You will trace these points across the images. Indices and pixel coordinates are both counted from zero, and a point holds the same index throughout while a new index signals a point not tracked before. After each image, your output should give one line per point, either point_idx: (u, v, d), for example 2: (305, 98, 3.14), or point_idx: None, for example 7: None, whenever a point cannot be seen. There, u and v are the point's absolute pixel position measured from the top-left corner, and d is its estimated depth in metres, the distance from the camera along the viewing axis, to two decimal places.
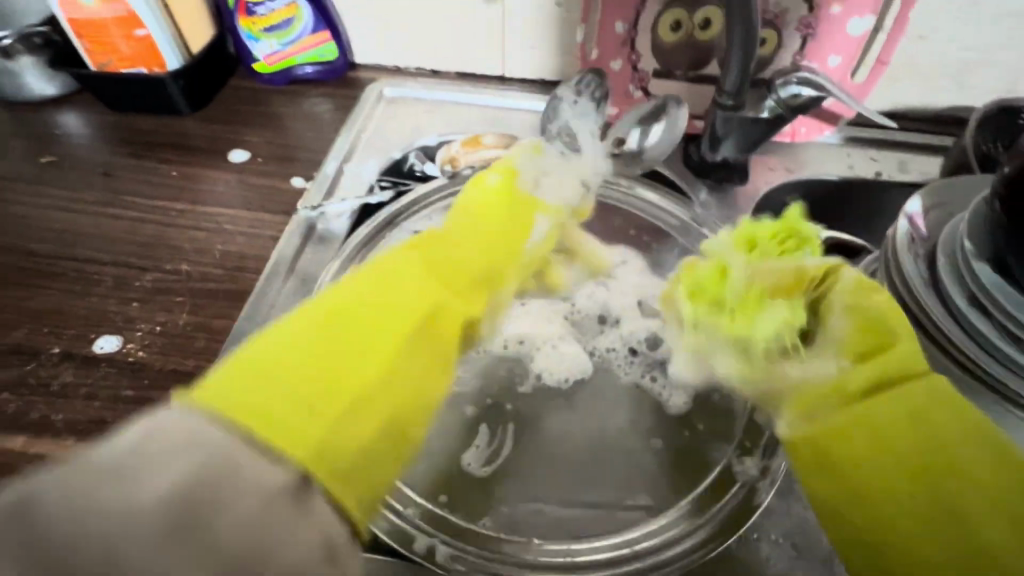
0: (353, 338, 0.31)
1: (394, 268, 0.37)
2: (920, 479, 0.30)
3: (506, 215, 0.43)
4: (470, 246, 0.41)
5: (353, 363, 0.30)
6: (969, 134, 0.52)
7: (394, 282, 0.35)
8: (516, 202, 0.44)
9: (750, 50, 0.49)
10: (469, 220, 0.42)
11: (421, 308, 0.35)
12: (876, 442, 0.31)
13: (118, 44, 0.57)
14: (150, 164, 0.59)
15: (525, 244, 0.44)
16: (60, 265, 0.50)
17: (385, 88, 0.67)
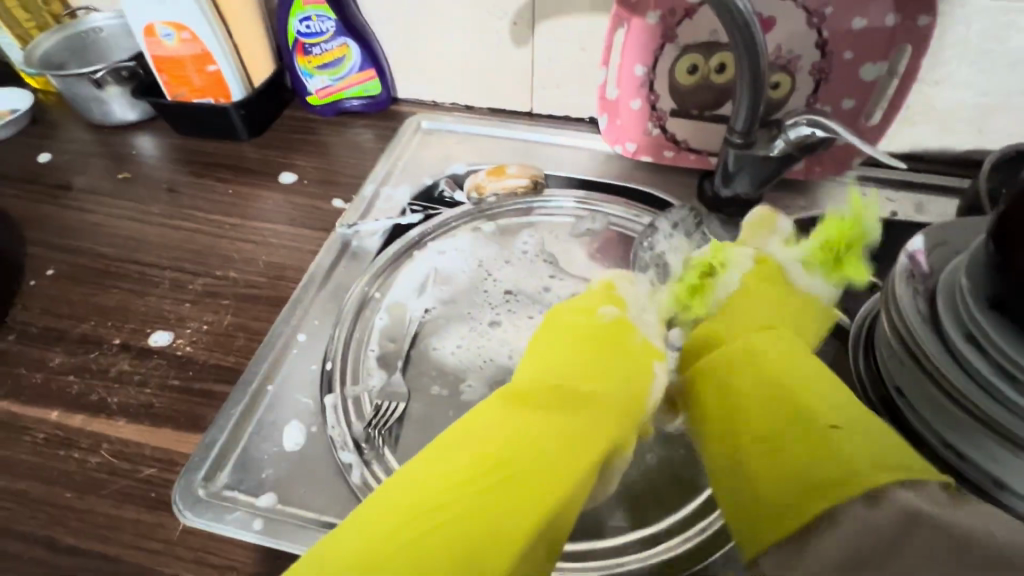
0: (450, 493, 0.30)
1: (499, 421, 0.34)
2: (760, 397, 0.34)
3: (627, 350, 0.38)
4: (578, 386, 0.35)
5: (467, 521, 0.29)
6: (981, 179, 0.53)
7: (500, 432, 0.33)
8: (636, 339, 0.39)
9: (758, 93, 0.52)
10: (560, 359, 0.37)
11: (548, 465, 0.31)
12: (732, 362, 0.37)
13: (192, 77, 0.66)
14: (210, 183, 0.66)
15: (653, 392, 0.36)
16: (126, 268, 0.56)
17: (423, 121, 0.73)
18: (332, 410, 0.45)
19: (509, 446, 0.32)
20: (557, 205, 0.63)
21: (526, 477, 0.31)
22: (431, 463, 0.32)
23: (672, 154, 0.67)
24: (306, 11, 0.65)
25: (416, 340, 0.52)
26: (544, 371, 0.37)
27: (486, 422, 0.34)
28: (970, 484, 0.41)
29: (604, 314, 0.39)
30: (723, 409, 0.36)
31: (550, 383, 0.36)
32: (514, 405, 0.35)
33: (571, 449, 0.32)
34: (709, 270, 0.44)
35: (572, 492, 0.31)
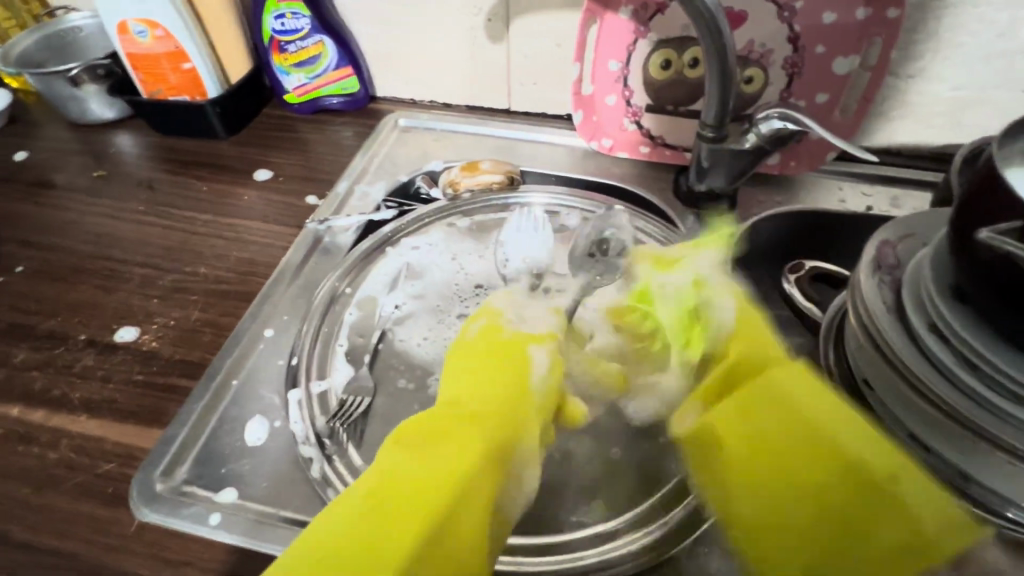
0: (363, 512, 0.28)
1: (394, 460, 0.31)
2: (796, 441, 0.31)
3: (502, 360, 0.37)
4: (480, 392, 0.35)
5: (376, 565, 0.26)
6: (954, 175, 0.52)
7: (399, 470, 0.30)
8: (515, 348, 0.38)
9: (727, 85, 0.52)
10: (460, 377, 0.37)
11: (447, 474, 0.30)
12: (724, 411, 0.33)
13: (167, 75, 0.66)
14: (186, 181, 0.66)
15: (534, 381, 0.37)
16: (96, 264, 0.56)
17: (401, 119, 0.73)
18: (296, 405, 0.45)
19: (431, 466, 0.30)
20: (532, 201, 0.63)
21: (431, 494, 0.29)
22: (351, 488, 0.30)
23: (648, 149, 0.66)
24: (281, 9, 0.64)
25: (385, 335, 0.52)
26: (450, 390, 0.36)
27: (398, 442, 0.32)
28: (937, 478, 0.40)
29: (473, 330, 0.40)
30: (755, 450, 0.32)
31: (444, 407, 0.35)
32: (402, 441, 0.32)
33: (465, 444, 0.32)
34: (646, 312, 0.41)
35: (469, 487, 0.30)
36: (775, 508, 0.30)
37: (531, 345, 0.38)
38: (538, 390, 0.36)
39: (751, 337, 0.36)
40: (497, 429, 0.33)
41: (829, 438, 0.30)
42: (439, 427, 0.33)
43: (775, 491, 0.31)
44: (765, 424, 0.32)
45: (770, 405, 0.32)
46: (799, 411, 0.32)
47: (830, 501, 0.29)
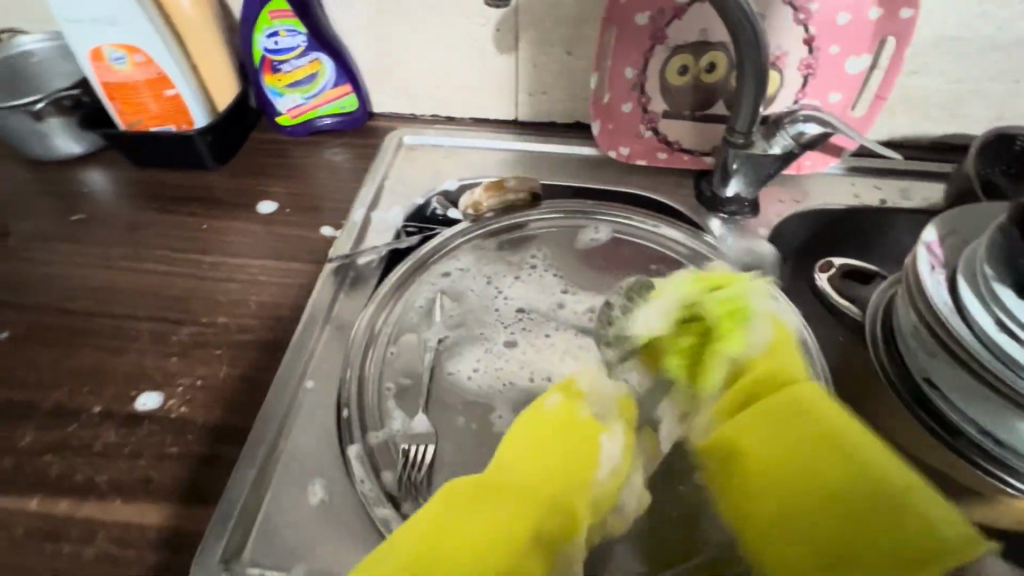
0: None
1: (448, 520, 0.31)
2: (801, 445, 0.31)
3: (576, 437, 0.35)
4: (541, 480, 0.33)
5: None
6: (970, 159, 0.56)
7: (448, 539, 0.30)
8: (592, 426, 0.36)
9: (761, 94, 0.51)
10: (524, 454, 0.35)
11: (501, 546, 0.30)
12: (754, 423, 0.33)
13: (148, 104, 0.60)
14: (179, 219, 0.60)
15: (597, 476, 0.35)
16: (96, 322, 0.50)
17: (405, 136, 0.69)
18: (358, 463, 0.42)
19: (476, 557, 0.29)
20: (557, 216, 0.61)
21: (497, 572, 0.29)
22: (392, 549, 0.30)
23: (665, 156, 0.65)
24: (274, 26, 0.60)
25: (434, 372, 0.49)
26: (515, 465, 0.34)
27: (453, 511, 0.31)
28: (1012, 469, 0.42)
29: (552, 402, 0.37)
30: (768, 458, 0.31)
31: (525, 479, 0.33)
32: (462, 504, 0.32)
33: (513, 544, 0.30)
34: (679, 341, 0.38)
35: None
36: (780, 506, 0.30)
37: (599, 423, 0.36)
38: (595, 490, 0.35)
39: (790, 367, 0.35)
40: (540, 541, 0.31)
41: (821, 434, 0.31)
42: (493, 492, 0.33)
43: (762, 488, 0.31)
44: (770, 423, 0.32)
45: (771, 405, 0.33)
46: (796, 408, 0.32)
47: (834, 488, 0.29)
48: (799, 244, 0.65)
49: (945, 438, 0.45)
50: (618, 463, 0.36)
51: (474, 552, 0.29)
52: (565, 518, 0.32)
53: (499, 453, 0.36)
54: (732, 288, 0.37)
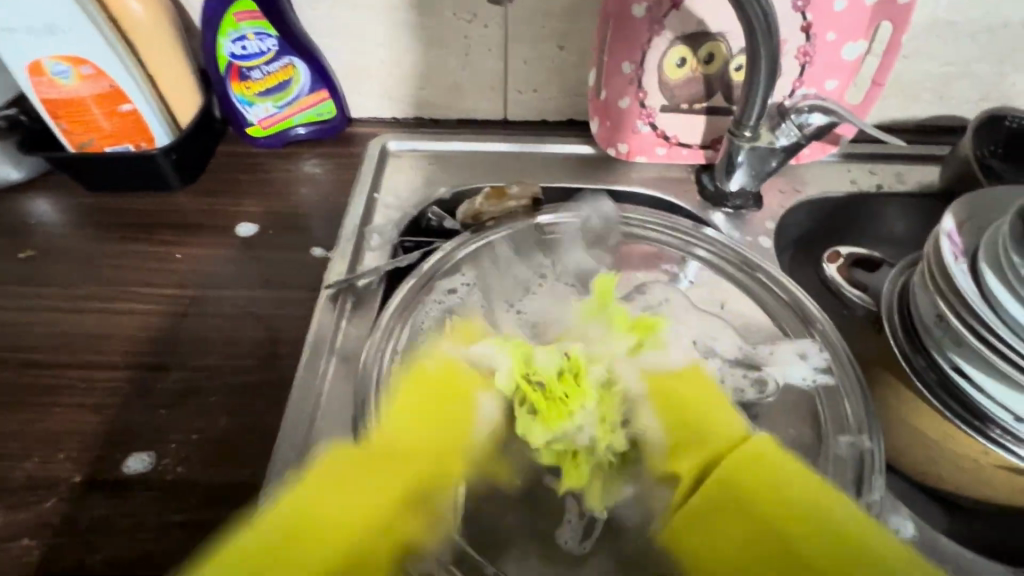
0: (282, 547, 0.33)
1: (313, 499, 0.35)
2: (754, 504, 0.37)
3: (439, 406, 0.42)
4: (414, 443, 0.40)
5: (302, 551, 0.34)
6: (967, 141, 0.57)
7: (320, 508, 0.35)
8: (451, 395, 0.42)
9: (772, 84, 0.50)
10: (405, 426, 0.40)
11: (373, 510, 0.36)
12: (715, 498, 0.38)
13: (99, 122, 0.53)
14: (148, 249, 0.54)
15: (474, 425, 0.42)
16: (63, 376, 0.44)
17: (388, 143, 0.64)
18: None
19: (370, 513, 0.36)
20: (562, 219, 0.58)
21: (361, 521, 0.35)
22: (292, 501, 0.35)
23: (665, 151, 0.63)
24: (241, 29, 0.55)
25: None
26: (392, 435, 0.40)
27: (338, 483, 0.36)
28: None
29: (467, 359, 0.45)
30: (725, 522, 0.37)
31: (381, 448, 0.39)
32: (343, 479, 0.36)
33: (380, 495, 0.36)
34: (602, 421, 0.43)
35: (376, 535, 0.35)
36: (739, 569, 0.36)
37: (462, 389, 0.43)
38: (473, 432, 0.42)
39: (706, 427, 0.41)
40: (402, 497, 0.37)
41: (752, 498, 0.37)
42: (367, 459, 0.38)
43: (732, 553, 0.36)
44: (717, 512, 0.37)
45: (711, 484, 0.38)
46: (745, 469, 0.38)
47: (780, 547, 0.35)
48: (801, 234, 0.64)
49: (974, 422, 0.44)
50: (496, 418, 0.43)
51: (350, 519, 0.35)
52: (435, 465, 0.39)
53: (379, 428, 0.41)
54: (592, 370, 0.44)
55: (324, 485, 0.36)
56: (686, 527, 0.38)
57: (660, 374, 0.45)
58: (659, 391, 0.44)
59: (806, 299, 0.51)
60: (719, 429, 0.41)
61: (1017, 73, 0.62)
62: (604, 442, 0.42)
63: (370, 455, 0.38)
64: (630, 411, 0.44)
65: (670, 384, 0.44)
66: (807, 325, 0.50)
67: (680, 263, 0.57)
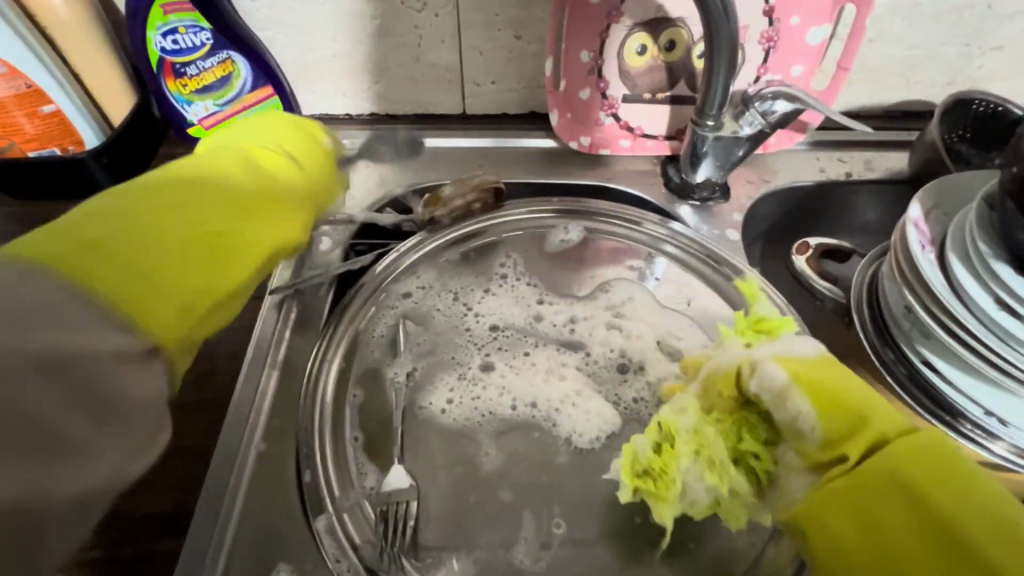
0: (180, 209, 0.32)
1: (160, 198, 0.32)
2: (908, 475, 0.30)
3: (257, 210, 0.37)
4: (238, 169, 0.38)
5: (158, 277, 0.29)
6: (935, 126, 0.55)
7: (156, 206, 0.32)
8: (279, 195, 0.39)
9: (733, 70, 0.48)
10: (222, 155, 0.39)
11: (222, 207, 0.35)
12: (854, 487, 0.31)
13: (21, 124, 0.49)
14: None
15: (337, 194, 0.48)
16: None
17: (341, 140, 0.61)
18: (329, 535, 0.37)
19: (227, 202, 0.35)
20: (523, 215, 0.55)
21: (174, 266, 0.30)
22: (125, 200, 0.31)
23: (629, 142, 0.61)
24: (170, 22, 0.52)
25: (407, 412, 0.44)
26: (224, 153, 0.39)
27: (155, 189, 0.33)
28: (1013, 448, 0.41)
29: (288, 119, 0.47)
30: (855, 498, 0.31)
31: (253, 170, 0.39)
32: (147, 188, 0.33)
33: (228, 195, 0.35)
34: (710, 457, 0.36)
35: (250, 231, 0.35)
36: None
37: (286, 204, 0.40)
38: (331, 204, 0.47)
39: (865, 411, 0.33)
40: (250, 199, 0.37)
41: (927, 497, 0.29)
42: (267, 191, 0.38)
43: (883, 543, 0.30)
44: (864, 493, 0.31)
45: (874, 466, 0.31)
46: (905, 460, 0.31)
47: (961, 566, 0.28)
48: (771, 225, 0.63)
49: (944, 417, 0.43)
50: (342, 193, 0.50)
51: (189, 233, 0.32)
52: (277, 184, 0.40)
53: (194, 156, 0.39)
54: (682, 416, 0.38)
55: (130, 197, 0.32)
56: (834, 513, 0.31)
57: (801, 362, 0.35)
58: (825, 368, 0.35)
59: (773, 289, 0.49)
60: (874, 413, 0.33)
61: (985, 54, 0.60)
62: (737, 474, 0.36)
63: (188, 175, 0.35)
64: (789, 408, 0.34)
65: (815, 367, 0.35)
66: None
67: (647, 259, 0.54)
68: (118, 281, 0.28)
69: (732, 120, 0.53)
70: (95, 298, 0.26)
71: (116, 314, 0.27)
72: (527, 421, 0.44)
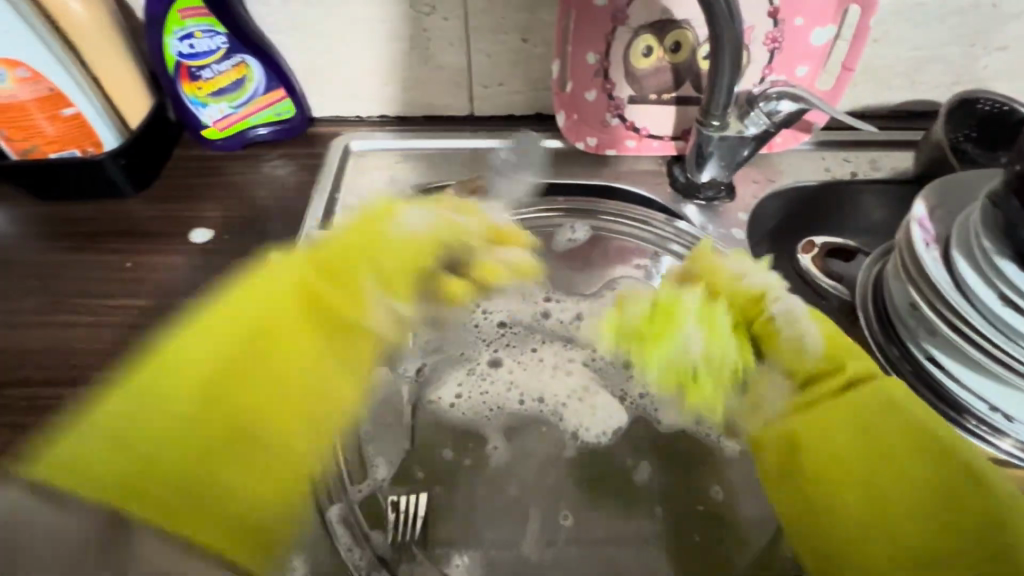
0: (198, 398, 0.34)
1: (156, 388, 0.34)
2: (915, 463, 0.33)
3: (279, 343, 0.39)
4: (263, 311, 0.39)
5: (167, 491, 0.31)
6: (939, 126, 0.56)
7: (153, 394, 0.34)
8: (341, 266, 0.42)
9: (738, 71, 0.48)
10: (244, 298, 0.40)
11: (239, 366, 0.36)
12: (854, 449, 0.34)
13: (43, 126, 0.50)
14: (97, 258, 0.52)
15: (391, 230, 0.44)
16: (5, 394, 0.43)
17: (352, 142, 0.62)
18: (338, 527, 0.37)
19: (242, 356, 0.37)
20: (531, 215, 0.56)
21: (189, 480, 0.32)
22: (150, 383, 0.34)
23: (635, 143, 0.62)
24: (187, 27, 0.53)
25: (418, 406, 0.46)
26: (264, 296, 0.40)
27: (166, 378, 0.34)
28: (1017, 443, 0.41)
29: (397, 230, 0.44)
30: (862, 466, 0.34)
31: (303, 267, 0.43)
32: (161, 364, 0.35)
33: (250, 347, 0.37)
34: (708, 326, 0.41)
35: (292, 374, 0.38)
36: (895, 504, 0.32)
37: (309, 328, 0.41)
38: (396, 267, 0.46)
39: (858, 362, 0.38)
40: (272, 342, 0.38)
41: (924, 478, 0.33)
42: (315, 295, 0.42)
43: (896, 516, 0.32)
44: (869, 464, 0.34)
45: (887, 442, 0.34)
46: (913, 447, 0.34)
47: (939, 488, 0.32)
48: (776, 225, 0.63)
49: (949, 413, 0.43)
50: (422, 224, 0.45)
51: (215, 423, 0.34)
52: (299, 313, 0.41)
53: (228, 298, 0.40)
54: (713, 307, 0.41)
55: (136, 397, 0.33)
56: (833, 467, 0.34)
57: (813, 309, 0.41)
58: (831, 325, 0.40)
59: None
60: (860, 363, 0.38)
61: (991, 53, 0.61)
62: (732, 355, 0.40)
63: (182, 357, 0.36)
64: (800, 324, 0.39)
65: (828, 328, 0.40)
66: None
67: (653, 258, 0.55)
68: (172, 511, 0.30)
69: (738, 119, 0.54)
70: (166, 527, 0.29)
71: (131, 511, 0.29)
72: (534, 417, 0.46)
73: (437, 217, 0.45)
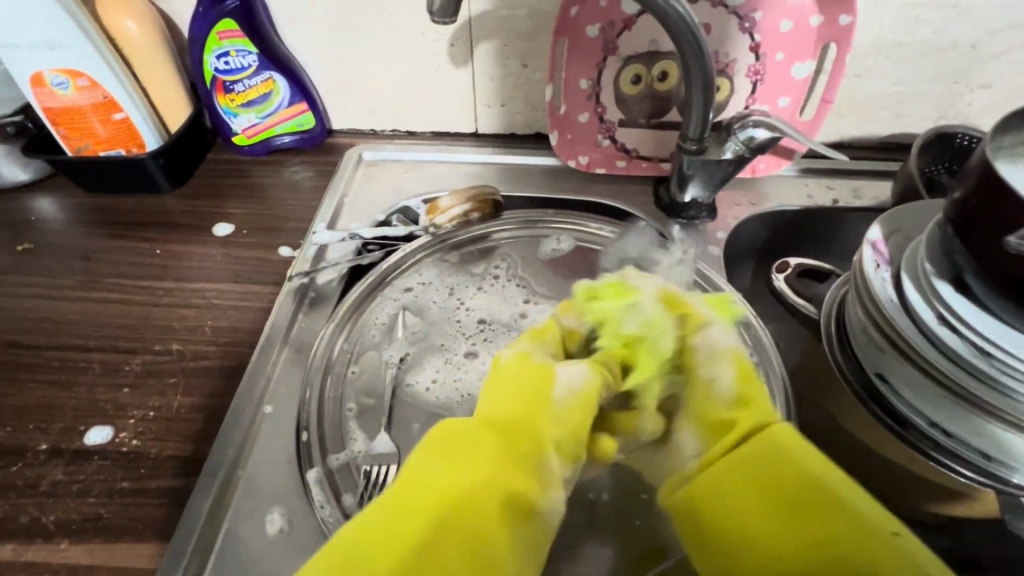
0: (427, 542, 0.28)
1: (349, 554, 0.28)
2: (805, 494, 0.32)
3: (484, 520, 0.30)
4: (448, 471, 0.31)
5: None
6: (914, 158, 0.58)
7: (379, 531, 0.29)
8: (540, 437, 0.33)
9: (707, 100, 0.52)
10: (443, 456, 0.32)
11: (430, 538, 0.28)
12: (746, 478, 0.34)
13: (96, 128, 0.58)
14: (131, 244, 0.59)
15: (557, 395, 0.36)
16: (43, 355, 0.50)
17: (365, 152, 0.68)
18: (316, 486, 0.42)
19: (417, 534, 0.28)
20: (519, 225, 0.61)
21: None
22: (374, 521, 0.29)
23: (625, 163, 0.66)
24: (224, 46, 0.60)
25: (396, 390, 0.49)
26: (452, 462, 0.32)
27: (366, 530, 0.29)
28: (959, 457, 0.43)
29: (565, 396, 0.36)
30: (761, 503, 0.32)
31: (492, 427, 0.34)
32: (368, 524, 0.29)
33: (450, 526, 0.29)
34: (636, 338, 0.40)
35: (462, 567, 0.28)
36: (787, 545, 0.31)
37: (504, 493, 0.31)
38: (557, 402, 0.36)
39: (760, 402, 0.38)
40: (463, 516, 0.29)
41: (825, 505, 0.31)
42: (511, 440, 0.33)
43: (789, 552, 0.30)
44: (765, 491, 0.33)
45: (783, 474, 0.33)
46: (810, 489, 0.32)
47: (839, 544, 0.30)
48: (758, 245, 0.66)
49: (896, 429, 0.45)
50: (578, 384, 0.37)
51: None
52: (490, 454, 0.32)
53: (421, 453, 0.33)
54: (679, 310, 0.41)
55: (359, 535, 0.29)
56: (730, 485, 0.34)
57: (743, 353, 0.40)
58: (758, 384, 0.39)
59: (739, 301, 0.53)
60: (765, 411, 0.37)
61: (974, 92, 0.63)
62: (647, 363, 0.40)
63: (403, 487, 0.31)
64: (719, 359, 0.39)
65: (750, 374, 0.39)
66: (743, 330, 0.52)
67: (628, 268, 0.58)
68: None
69: (715, 144, 0.58)
70: None
71: None
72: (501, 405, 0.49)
73: (593, 369, 0.38)
